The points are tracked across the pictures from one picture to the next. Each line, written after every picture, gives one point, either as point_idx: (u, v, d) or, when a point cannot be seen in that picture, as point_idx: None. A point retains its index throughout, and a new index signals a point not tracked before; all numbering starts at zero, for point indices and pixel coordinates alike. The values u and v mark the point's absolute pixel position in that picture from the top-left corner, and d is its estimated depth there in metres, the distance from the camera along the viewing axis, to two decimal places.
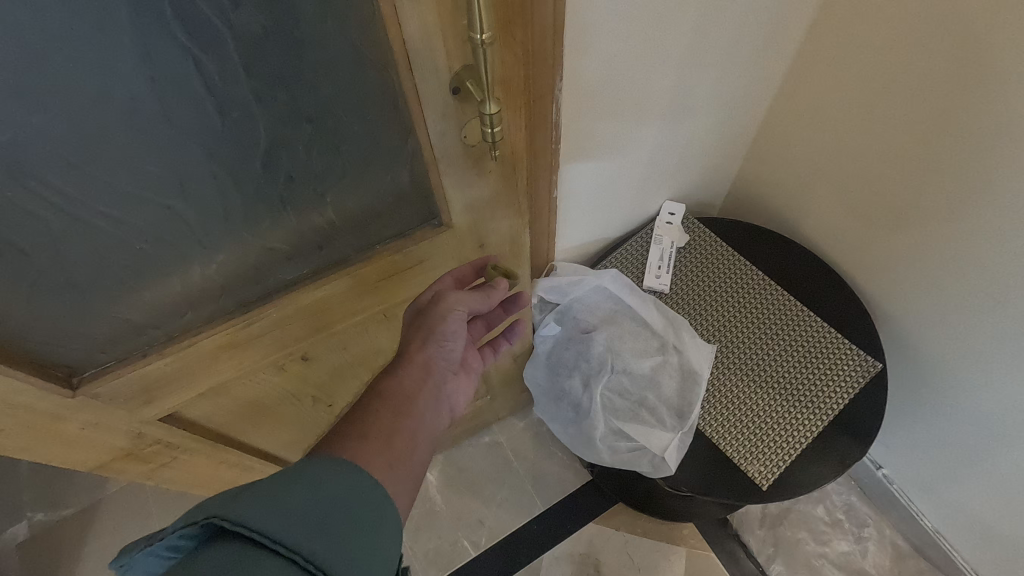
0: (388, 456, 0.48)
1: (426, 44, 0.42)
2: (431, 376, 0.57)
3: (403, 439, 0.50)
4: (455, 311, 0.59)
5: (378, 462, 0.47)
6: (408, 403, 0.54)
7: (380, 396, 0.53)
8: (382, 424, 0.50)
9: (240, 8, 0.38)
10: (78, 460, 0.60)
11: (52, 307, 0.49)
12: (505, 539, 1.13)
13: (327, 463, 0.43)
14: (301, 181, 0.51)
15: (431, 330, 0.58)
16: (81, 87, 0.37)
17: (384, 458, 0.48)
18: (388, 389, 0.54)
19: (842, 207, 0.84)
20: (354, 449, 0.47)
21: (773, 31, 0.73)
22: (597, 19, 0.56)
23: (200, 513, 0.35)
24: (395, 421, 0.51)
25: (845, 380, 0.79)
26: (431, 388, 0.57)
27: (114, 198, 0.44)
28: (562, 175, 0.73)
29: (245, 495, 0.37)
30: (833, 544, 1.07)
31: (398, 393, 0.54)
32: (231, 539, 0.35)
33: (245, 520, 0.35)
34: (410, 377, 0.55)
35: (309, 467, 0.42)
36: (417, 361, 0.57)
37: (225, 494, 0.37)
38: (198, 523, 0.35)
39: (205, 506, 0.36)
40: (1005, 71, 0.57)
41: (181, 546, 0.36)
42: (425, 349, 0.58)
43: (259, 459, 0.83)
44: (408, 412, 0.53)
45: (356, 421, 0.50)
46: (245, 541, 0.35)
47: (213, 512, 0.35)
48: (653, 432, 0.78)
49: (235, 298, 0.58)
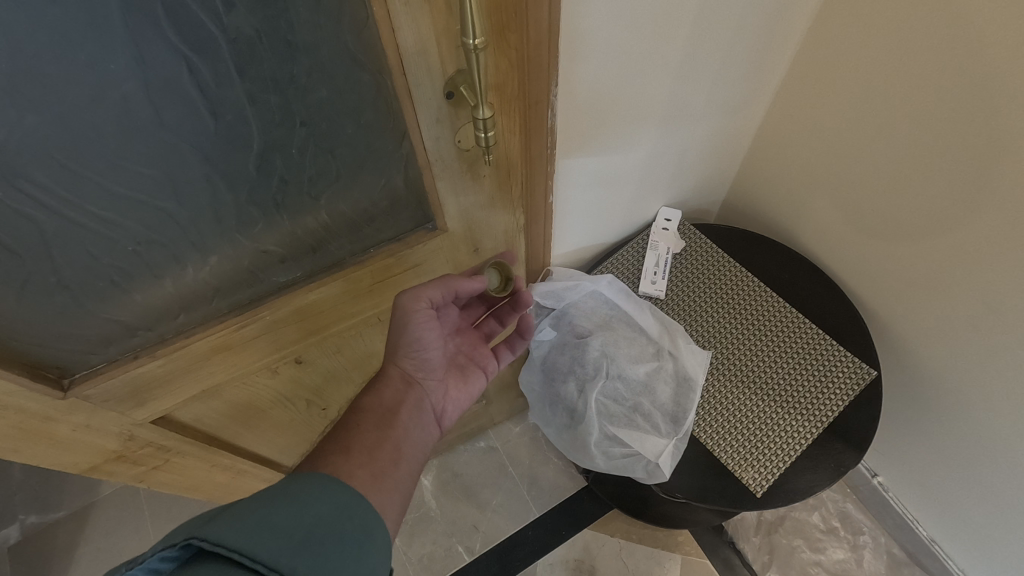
0: (372, 468, 0.48)
1: (420, 48, 0.43)
2: (409, 387, 0.61)
3: (387, 450, 0.51)
4: (414, 314, 0.59)
5: (361, 475, 0.47)
6: (389, 415, 0.56)
7: (359, 410, 0.56)
8: (366, 436, 0.52)
9: (234, 11, 0.38)
10: (69, 463, 0.60)
11: (44, 310, 0.49)
12: (499, 544, 1.12)
13: (310, 480, 0.43)
14: (295, 185, 0.52)
15: (396, 341, 0.60)
16: (74, 88, 0.37)
17: (369, 471, 0.48)
18: (369, 403, 0.57)
19: (837, 214, 0.84)
20: (339, 463, 0.48)
21: (770, 38, 0.73)
22: (593, 25, 0.57)
23: (179, 533, 0.35)
24: (379, 432, 0.54)
25: (839, 387, 0.79)
26: (409, 398, 0.60)
27: (107, 199, 0.44)
28: (558, 180, 0.74)
29: (224, 515, 0.37)
30: (828, 552, 1.06)
31: (376, 406, 0.57)
32: (210, 560, 0.35)
33: (225, 539, 0.35)
34: (387, 390, 0.59)
35: (292, 484, 0.42)
36: (393, 375, 0.61)
37: (206, 514, 0.37)
38: (178, 543, 0.35)
39: (184, 529, 0.36)
40: (1005, 72, 0.57)
41: (161, 570, 0.35)
42: (396, 363, 0.61)
43: (252, 462, 0.82)
44: (391, 423, 0.55)
45: (339, 437, 0.51)
46: (225, 561, 0.35)
47: (192, 533, 0.35)
48: (647, 438, 0.79)
49: (228, 300, 0.58)
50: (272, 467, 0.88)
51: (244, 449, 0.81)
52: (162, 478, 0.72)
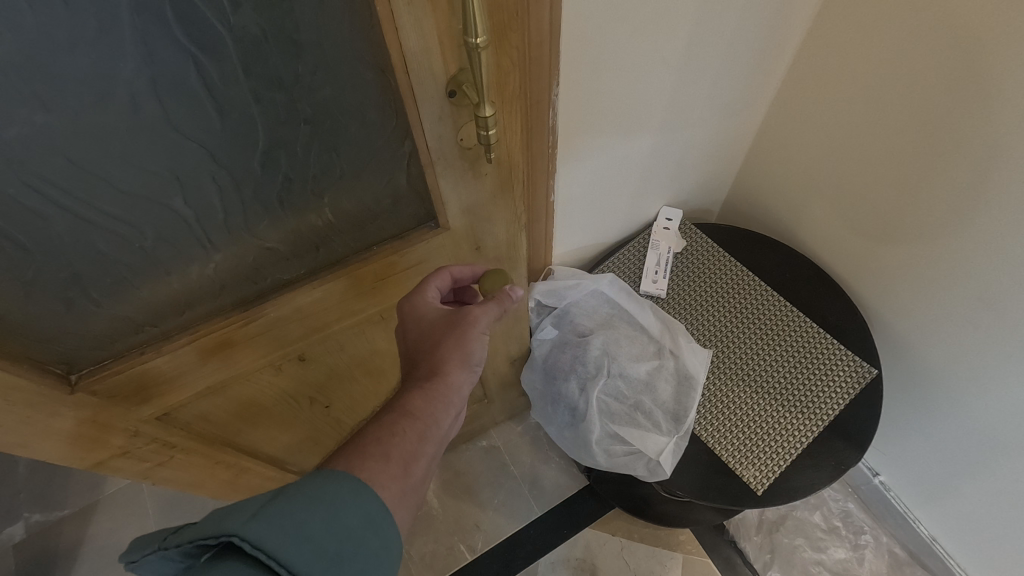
0: (404, 483, 0.45)
1: (423, 48, 0.43)
2: (460, 402, 0.54)
3: (422, 466, 0.47)
4: (483, 331, 0.57)
5: (392, 488, 0.44)
6: (435, 428, 0.50)
7: (408, 414, 0.50)
8: (407, 445, 0.47)
9: (240, 10, 0.39)
10: (76, 459, 0.60)
11: (52, 304, 0.50)
12: (502, 543, 1.13)
13: (346, 482, 0.42)
14: (299, 182, 0.52)
15: (465, 353, 0.55)
16: (83, 85, 0.38)
17: (400, 485, 0.44)
18: (420, 409, 0.51)
19: (837, 213, 0.84)
20: (375, 470, 0.44)
21: (771, 38, 0.74)
22: (594, 25, 0.57)
23: (219, 528, 0.36)
24: (420, 445, 0.48)
25: (840, 385, 0.79)
26: (457, 414, 0.54)
27: (115, 195, 0.44)
28: (560, 180, 0.74)
29: (265, 515, 0.37)
30: (830, 551, 1.06)
31: (428, 415, 0.51)
32: (246, 559, 0.35)
33: (262, 543, 0.35)
34: (443, 407, 0.52)
35: (330, 484, 0.41)
36: (453, 385, 0.53)
37: (248, 507, 0.37)
38: (217, 537, 0.36)
39: (224, 520, 0.37)
40: (1001, 72, 0.57)
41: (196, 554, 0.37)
42: (459, 372, 0.54)
43: (255, 461, 0.83)
44: (432, 438, 0.50)
45: (380, 440, 0.47)
46: (261, 564, 0.36)
47: (232, 530, 0.36)
48: (648, 435, 0.79)
49: (232, 296, 0.59)
50: (274, 465, 0.89)
51: (247, 446, 0.81)
52: (165, 475, 0.73)
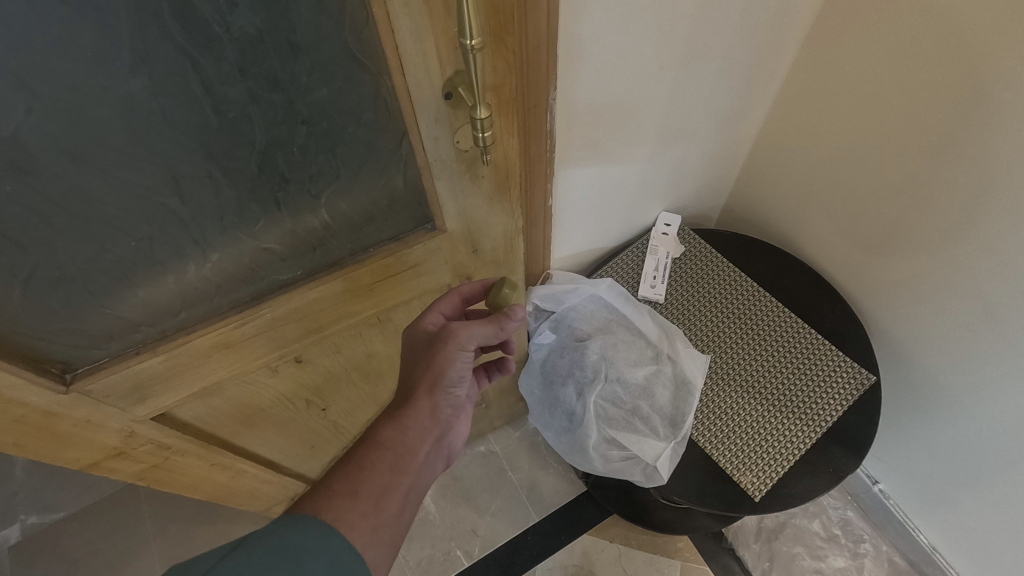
0: (373, 520, 0.48)
1: (420, 50, 0.44)
2: (437, 424, 0.58)
3: (394, 498, 0.51)
4: (465, 351, 0.60)
5: (362, 526, 0.48)
6: (406, 456, 0.54)
7: (378, 445, 0.54)
8: (378, 479, 0.51)
9: (236, 10, 0.39)
10: (70, 458, 0.61)
11: (47, 303, 0.49)
12: (498, 548, 1.12)
13: (310, 526, 0.45)
14: (296, 183, 0.52)
15: (446, 368, 0.58)
16: (79, 83, 0.38)
17: (371, 522, 0.48)
18: (390, 440, 0.55)
19: (834, 221, 0.85)
20: (343, 509, 0.48)
21: (768, 51, 0.75)
22: (593, 31, 0.58)
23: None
24: (391, 476, 0.52)
25: (837, 394, 0.78)
26: (434, 437, 0.57)
27: (111, 192, 0.45)
28: (557, 183, 0.74)
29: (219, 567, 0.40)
30: (828, 560, 1.05)
31: (398, 443, 0.54)
32: None
33: None
34: (413, 425, 0.56)
35: (293, 532, 0.44)
36: (423, 407, 0.57)
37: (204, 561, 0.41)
38: None
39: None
40: (997, 81, 0.58)
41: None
42: (433, 396, 0.58)
43: (252, 463, 0.83)
44: (405, 467, 0.54)
45: (349, 475, 0.51)
46: None
47: None
48: (645, 441, 0.78)
49: (229, 297, 0.59)
50: (271, 468, 0.89)
51: (243, 448, 0.81)
52: (160, 476, 0.73)
